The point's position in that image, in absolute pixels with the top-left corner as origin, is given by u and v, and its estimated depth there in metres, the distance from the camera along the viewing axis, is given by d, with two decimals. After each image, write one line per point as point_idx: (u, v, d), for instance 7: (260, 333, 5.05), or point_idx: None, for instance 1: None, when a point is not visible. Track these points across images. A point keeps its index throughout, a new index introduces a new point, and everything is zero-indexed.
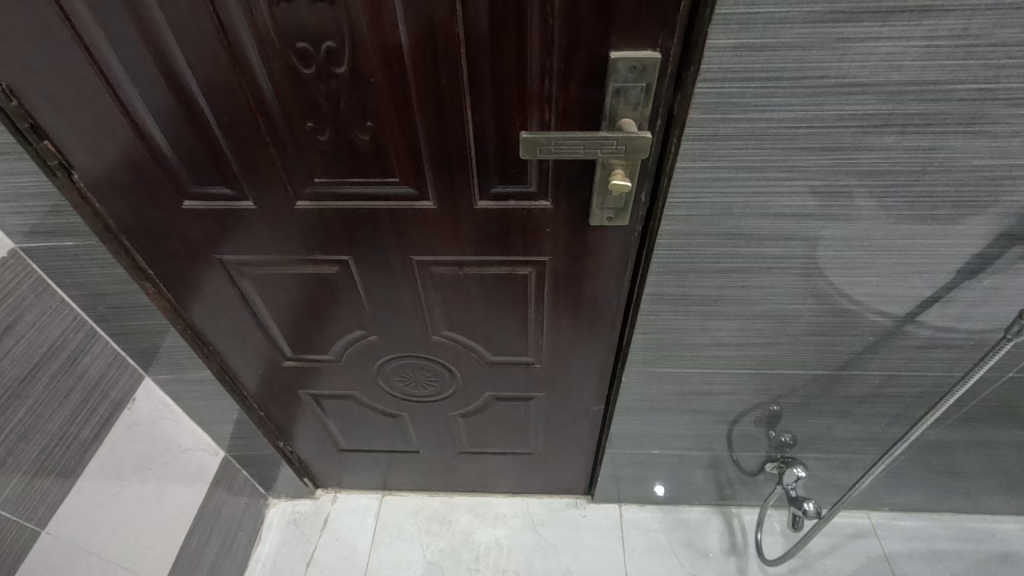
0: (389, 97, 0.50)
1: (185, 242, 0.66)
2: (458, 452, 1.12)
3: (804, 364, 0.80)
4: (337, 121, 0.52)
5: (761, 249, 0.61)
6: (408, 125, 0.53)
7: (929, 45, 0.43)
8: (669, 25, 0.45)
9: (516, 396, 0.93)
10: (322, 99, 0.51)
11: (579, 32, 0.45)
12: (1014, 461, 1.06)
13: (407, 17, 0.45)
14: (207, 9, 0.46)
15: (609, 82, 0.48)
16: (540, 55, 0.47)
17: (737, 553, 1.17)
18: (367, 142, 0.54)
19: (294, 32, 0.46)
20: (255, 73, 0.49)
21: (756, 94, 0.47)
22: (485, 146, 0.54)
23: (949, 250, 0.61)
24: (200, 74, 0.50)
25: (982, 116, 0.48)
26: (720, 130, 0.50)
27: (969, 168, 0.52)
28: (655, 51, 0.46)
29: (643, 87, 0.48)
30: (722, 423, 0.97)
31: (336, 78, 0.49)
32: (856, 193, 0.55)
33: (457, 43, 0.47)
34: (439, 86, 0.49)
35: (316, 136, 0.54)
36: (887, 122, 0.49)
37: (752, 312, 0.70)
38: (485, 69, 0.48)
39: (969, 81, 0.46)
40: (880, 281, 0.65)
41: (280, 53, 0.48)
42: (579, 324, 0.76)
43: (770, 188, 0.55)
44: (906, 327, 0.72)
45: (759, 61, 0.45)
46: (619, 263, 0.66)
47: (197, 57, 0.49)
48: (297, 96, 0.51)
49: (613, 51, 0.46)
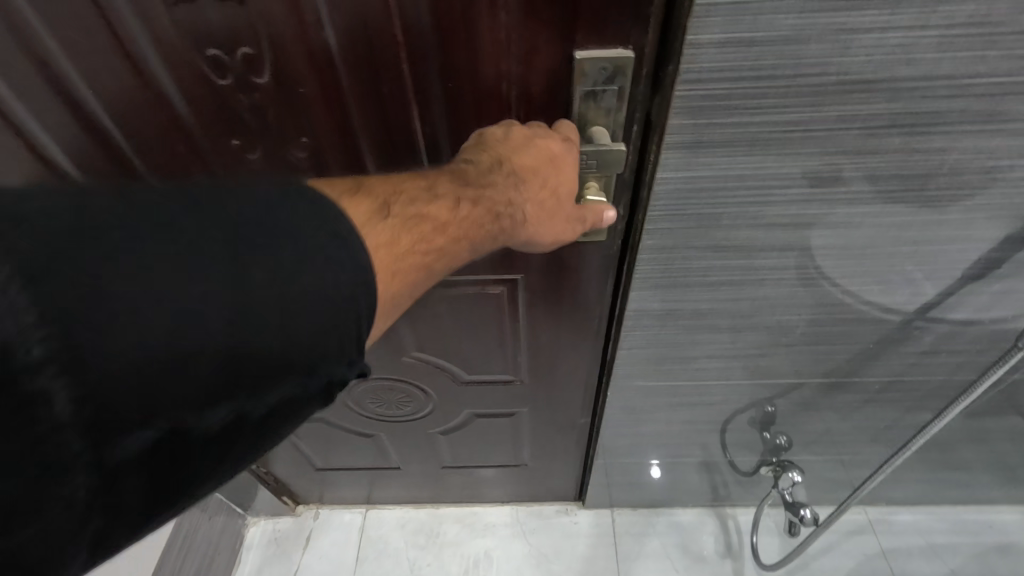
0: (325, 109, 0.44)
1: None
2: (441, 467, 1.07)
3: (800, 372, 0.75)
4: (268, 138, 0.46)
5: (753, 261, 0.56)
6: (348, 141, 0.46)
7: (944, 35, 0.37)
8: (639, 18, 0.39)
9: (497, 411, 0.88)
10: (248, 113, 0.44)
11: (536, 27, 0.40)
12: (1014, 453, 1.03)
13: (336, 18, 0.39)
14: (93, 12, 0.38)
15: (576, 86, 0.43)
16: (494, 55, 0.41)
17: (733, 555, 1.14)
18: (306, 159, 0.48)
19: (203, 37, 0.40)
20: (163, 86, 0.43)
21: (746, 95, 0.41)
22: (440, 160, 0.48)
23: (957, 255, 0.55)
24: (97, 92, 0.43)
25: (1001, 113, 0.42)
26: (705, 136, 0.44)
27: (983, 170, 0.47)
28: (627, 50, 0.41)
29: (615, 91, 0.43)
30: (715, 430, 0.93)
31: (260, 88, 0.43)
32: (857, 200, 0.49)
33: (396, 44, 0.41)
34: (381, 94, 0.43)
35: (245, 156, 0.47)
36: (895, 122, 0.43)
37: (744, 324, 0.65)
38: (433, 73, 0.42)
39: (988, 75, 0.40)
40: (882, 288, 0.60)
41: (192, 64, 0.41)
42: (559, 340, 0.71)
43: (763, 197, 0.49)
44: (909, 333, 0.67)
45: (748, 57, 0.39)
46: (598, 277, 0.61)
47: (92, 70, 0.41)
48: (220, 112, 0.44)
49: (579, 51, 0.41)
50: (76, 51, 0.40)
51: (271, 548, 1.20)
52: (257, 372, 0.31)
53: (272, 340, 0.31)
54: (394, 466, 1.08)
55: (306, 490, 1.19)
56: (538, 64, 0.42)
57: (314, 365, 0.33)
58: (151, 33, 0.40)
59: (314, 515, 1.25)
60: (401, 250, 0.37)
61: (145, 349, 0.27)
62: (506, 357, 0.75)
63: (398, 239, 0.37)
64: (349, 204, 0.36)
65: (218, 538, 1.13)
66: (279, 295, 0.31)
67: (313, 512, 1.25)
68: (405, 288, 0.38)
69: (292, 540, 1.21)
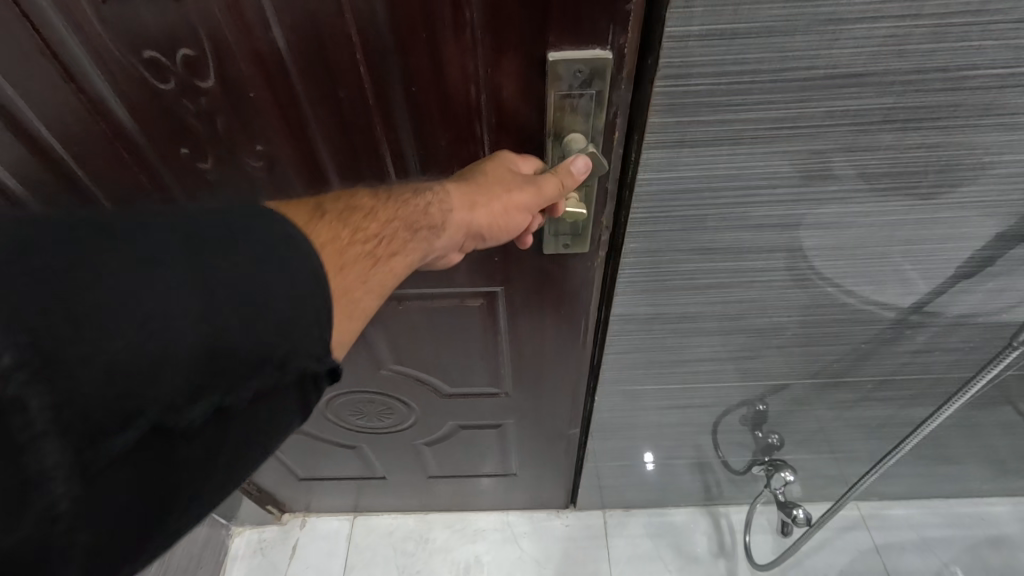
0: (277, 114, 0.43)
1: None
2: (428, 477, 1.05)
3: (791, 373, 0.73)
4: (218, 145, 0.45)
5: (741, 263, 0.54)
6: (303, 148, 0.45)
7: (940, 24, 0.35)
8: (620, 18, 0.36)
9: (484, 424, 0.86)
10: (194, 119, 0.43)
11: (503, 28, 0.37)
12: (1005, 446, 1.02)
13: (281, 21, 0.38)
14: (20, 12, 0.37)
15: (550, 88, 0.40)
16: (458, 56, 0.39)
17: (726, 554, 1.13)
18: (261, 166, 0.46)
19: (139, 39, 0.39)
20: (102, 91, 0.42)
21: (730, 91, 0.38)
22: (405, 169, 0.46)
23: (951, 254, 0.53)
24: (39, 101, 0.42)
25: (998, 106, 0.40)
26: (687, 135, 0.41)
27: (978, 166, 0.44)
28: (606, 51, 0.38)
29: (592, 94, 0.40)
30: (706, 430, 0.91)
31: (205, 92, 0.42)
32: (848, 198, 0.47)
33: (350, 46, 0.39)
34: (337, 99, 0.42)
35: (196, 164, 0.46)
36: (887, 118, 0.40)
37: (733, 326, 0.63)
38: (392, 78, 0.40)
39: (985, 66, 0.37)
40: (874, 288, 0.58)
41: (131, 67, 0.40)
42: (544, 354, 0.69)
43: (750, 197, 0.46)
44: (903, 332, 0.65)
45: (731, 52, 0.36)
46: (582, 288, 0.58)
47: (24, 73, 0.40)
48: (167, 118, 0.43)
49: (552, 51, 0.38)
50: (13, 62, 0.40)
51: (256, 559, 1.17)
52: (230, 355, 0.28)
53: (244, 315, 0.28)
54: (380, 476, 1.05)
55: (291, 499, 1.16)
56: (506, 71, 0.39)
57: (294, 348, 0.30)
58: (88, 40, 0.39)
59: (300, 523, 1.22)
60: (342, 233, 0.36)
61: (114, 334, 0.25)
62: (490, 369, 0.73)
63: (338, 234, 0.35)
64: (281, 209, 0.36)
65: (201, 550, 1.10)
66: (247, 268, 0.29)
67: (300, 521, 1.22)
68: (357, 281, 0.36)
69: (278, 549, 1.19)
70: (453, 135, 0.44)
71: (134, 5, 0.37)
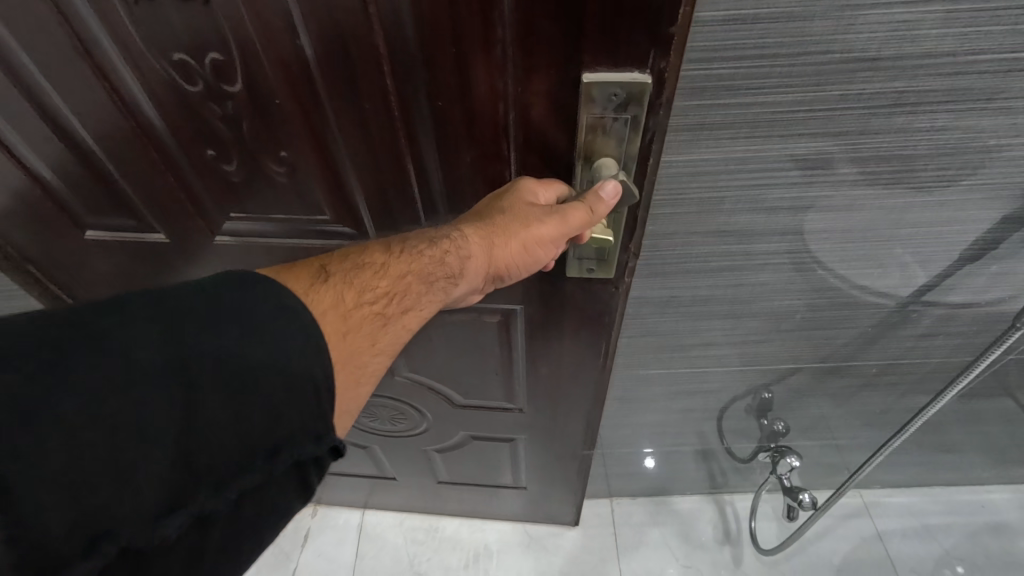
0: (302, 120, 0.45)
1: (98, 273, 0.61)
2: (437, 482, 1.07)
3: (799, 358, 0.75)
4: (243, 148, 0.47)
5: (754, 246, 0.55)
6: (324, 153, 0.47)
7: (950, 10, 0.37)
8: (660, 41, 0.37)
9: (496, 436, 0.89)
10: (219, 123, 0.45)
11: (537, 47, 0.38)
12: (1005, 433, 1.04)
13: (308, 34, 0.39)
14: (55, 15, 0.39)
15: (585, 109, 0.41)
16: (487, 71, 0.40)
17: (731, 541, 1.15)
18: (285, 169, 0.48)
19: (168, 44, 0.40)
20: (134, 94, 0.44)
21: (749, 75, 0.40)
22: (428, 177, 0.48)
23: (956, 236, 0.55)
24: (73, 98, 0.44)
25: (1003, 90, 0.42)
26: (708, 118, 0.43)
27: (984, 149, 0.46)
28: (646, 75, 0.39)
29: (627, 118, 0.41)
30: (714, 417, 0.93)
31: (232, 97, 0.43)
32: (857, 181, 0.49)
33: (378, 57, 0.40)
34: (362, 108, 0.43)
35: (220, 165, 0.48)
36: (897, 102, 0.42)
37: (743, 310, 0.65)
38: (419, 88, 0.41)
39: (992, 51, 0.39)
40: (882, 272, 0.60)
41: (160, 71, 0.42)
42: (558, 375, 0.71)
43: (765, 180, 0.48)
44: (908, 316, 0.67)
45: (750, 38, 0.38)
46: (598, 315, 0.60)
47: (63, 76, 0.43)
48: (193, 121, 0.45)
49: (590, 73, 0.39)
50: (51, 64, 0.42)
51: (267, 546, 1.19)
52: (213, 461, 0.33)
53: (223, 421, 0.33)
54: (390, 477, 1.08)
55: None
56: (536, 88, 0.40)
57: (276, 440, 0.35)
58: (123, 44, 0.41)
59: (312, 512, 1.23)
60: (346, 295, 0.41)
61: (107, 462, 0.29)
62: (504, 385, 0.75)
63: (344, 297, 0.41)
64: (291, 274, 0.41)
65: None
66: (227, 379, 0.33)
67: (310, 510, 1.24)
68: (365, 337, 0.42)
69: (289, 538, 1.20)
70: (478, 148, 0.45)
71: (165, 11, 0.38)
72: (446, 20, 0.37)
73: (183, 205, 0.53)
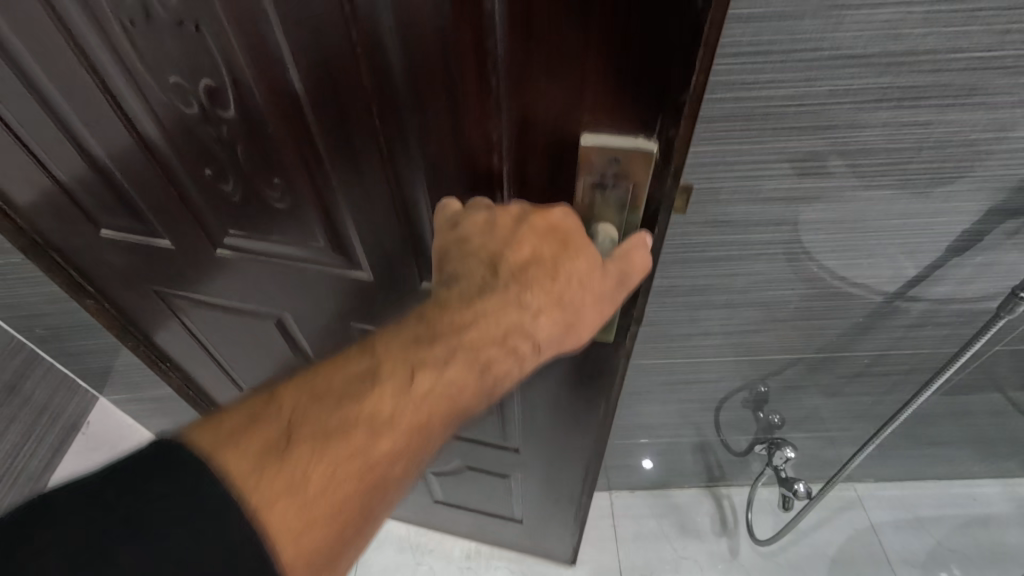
0: (295, 149, 0.45)
1: (112, 269, 0.64)
2: (433, 501, 1.09)
3: (794, 348, 0.78)
4: (239, 170, 0.48)
5: (750, 236, 0.58)
6: (317, 182, 0.47)
7: (929, 10, 0.40)
8: (671, 110, 0.36)
9: (493, 470, 0.90)
10: (215, 144, 0.46)
11: (535, 105, 0.37)
12: (995, 427, 1.07)
13: (300, 73, 0.39)
14: (64, 33, 0.41)
15: (582, 171, 0.40)
16: (481, 121, 0.39)
17: (728, 533, 1.18)
18: (279, 193, 0.49)
19: (166, 67, 0.41)
20: (137, 110, 0.45)
21: (743, 70, 0.43)
22: (420, 214, 0.48)
23: (941, 228, 0.58)
24: (85, 111, 0.46)
25: (982, 86, 0.45)
26: (704, 112, 0.46)
27: (965, 143, 0.49)
28: (651, 143, 0.38)
29: (626, 186, 0.40)
30: (712, 408, 0.96)
31: (226, 121, 0.44)
32: (848, 174, 0.52)
33: (370, 98, 0.40)
34: (352, 143, 0.43)
35: (218, 183, 0.50)
36: (882, 97, 0.45)
37: (739, 299, 0.67)
38: (411, 129, 0.41)
39: (969, 50, 0.42)
40: (872, 262, 0.63)
41: (160, 91, 0.43)
42: (553, 423, 0.72)
43: (759, 171, 0.51)
44: (898, 307, 0.70)
45: (745, 36, 0.41)
46: (596, 374, 0.61)
47: (73, 89, 0.45)
48: (192, 141, 0.46)
49: (588, 134, 0.38)
50: (65, 77, 0.44)
51: None
52: None
53: None
54: None
55: None
56: (531, 139, 0.40)
57: None
58: (129, 69, 0.42)
59: None
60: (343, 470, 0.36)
61: None
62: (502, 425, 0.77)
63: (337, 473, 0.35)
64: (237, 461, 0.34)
65: None
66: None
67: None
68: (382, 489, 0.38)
69: None
70: (472, 191, 0.44)
71: (163, 36, 0.39)
72: (438, 69, 0.37)
73: (188, 219, 0.55)
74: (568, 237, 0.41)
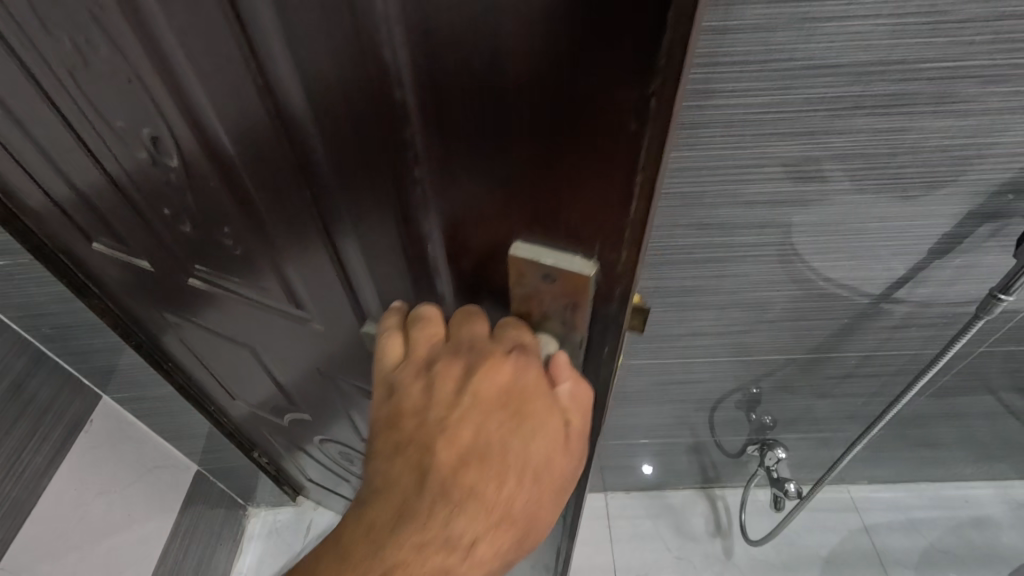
0: (239, 209, 0.42)
1: (105, 275, 0.64)
2: None
3: (783, 349, 0.79)
4: (193, 217, 0.45)
5: (735, 238, 0.60)
6: (265, 240, 0.45)
7: (897, 23, 0.42)
8: (609, 236, 0.32)
9: None
10: (166, 190, 0.43)
11: (464, 208, 0.34)
12: (986, 429, 1.08)
13: (225, 146, 0.36)
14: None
15: (518, 277, 0.36)
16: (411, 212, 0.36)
17: (722, 534, 1.19)
18: (232, 243, 0.47)
19: (105, 112, 0.38)
20: (87, 150, 0.43)
21: (721, 79, 0.45)
22: (365, 282, 0.45)
23: (920, 231, 0.60)
24: (38, 142, 0.43)
25: (951, 95, 0.47)
26: (686, 118, 0.48)
27: (939, 148, 0.51)
28: (591, 266, 0.34)
29: (565, 300, 0.37)
30: (705, 409, 0.97)
31: (172, 171, 0.41)
32: (834, 175, 0.53)
33: (302, 176, 0.36)
34: (292, 212, 0.40)
35: (176, 224, 0.48)
36: (856, 104, 0.47)
37: (727, 300, 0.69)
38: (345, 210, 0.38)
39: (937, 60, 0.44)
40: (855, 264, 0.64)
41: (106, 134, 0.40)
42: None
43: (742, 174, 0.53)
44: (883, 308, 0.72)
45: (720, 48, 0.43)
46: None
47: (21, 122, 0.42)
48: (144, 185, 0.44)
49: (521, 242, 0.34)
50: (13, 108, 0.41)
51: (270, 537, 1.34)
52: None
53: None
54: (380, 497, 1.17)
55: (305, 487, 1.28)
56: (461, 235, 0.36)
57: None
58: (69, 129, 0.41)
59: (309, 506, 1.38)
60: None
61: None
62: None
63: None
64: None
65: (221, 528, 1.28)
66: None
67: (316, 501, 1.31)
68: None
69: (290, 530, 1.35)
70: (410, 271, 0.42)
71: (97, 84, 0.36)
72: (358, 160, 0.34)
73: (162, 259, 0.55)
74: (497, 465, 0.38)
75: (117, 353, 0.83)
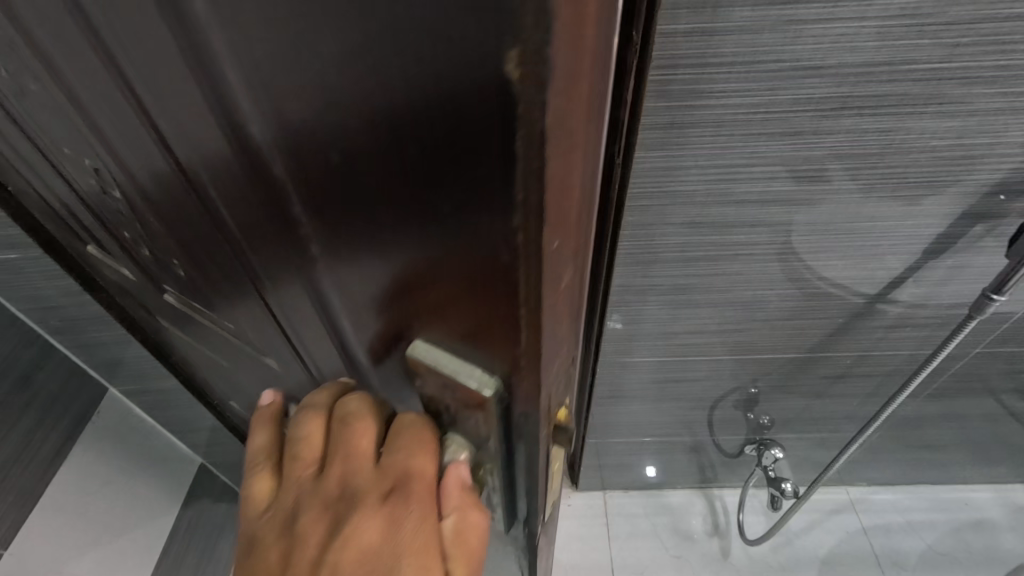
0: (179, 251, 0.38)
1: (102, 272, 0.63)
2: None
3: (778, 348, 0.80)
4: (148, 244, 0.42)
5: (729, 236, 0.61)
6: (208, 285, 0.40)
7: (882, 25, 0.42)
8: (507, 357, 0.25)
9: None
10: (121, 215, 0.40)
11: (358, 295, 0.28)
12: (986, 431, 1.08)
13: (151, 190, 0.32)
14: None
15: (418, 371, 0.30)
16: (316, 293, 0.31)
17: (720, 534, 1.19)
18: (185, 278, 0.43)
19: (46, 135, 0.34)
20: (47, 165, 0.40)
21: (710, 80, 0.46)
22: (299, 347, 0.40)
23: (912, 230, 0.61)
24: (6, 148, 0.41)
25: (938, 96, 0.47)
26: (676, 118, 0.49)
27: (927, 149, 0.52)
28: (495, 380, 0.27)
29: (469, 407, 0.30)
30: (702, 408, 0.98)
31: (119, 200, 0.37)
32: (834, 170, 0.54)
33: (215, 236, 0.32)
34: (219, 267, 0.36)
35: (137, 247, 0.44)
36: (844, 105, 0.48)
37: (722, 299, 0.70)
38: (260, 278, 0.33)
39: (923, 61, 0.45)
40: (847, 264, 0.65)
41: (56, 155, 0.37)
42: None
43: (732, 173, 0.54)
44: (877, 308, 0.72)
45: (709, 50, 0.44)
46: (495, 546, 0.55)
47: None
48: (102, 206, 0.41)
49: (421, 338, 0.28)
50: None
51: None
52: None
53: None
54: None
55: None
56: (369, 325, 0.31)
57: None
58: (22, 152, 0.39)
59: None
60: None
61: None
62: None
63: None
64: None
65: None
66: None
67: None
68: None
69: None
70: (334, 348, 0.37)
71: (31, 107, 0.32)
72: (260, 238, 0.29)
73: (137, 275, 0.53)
74: None
75: (123, 346, 0.85)
